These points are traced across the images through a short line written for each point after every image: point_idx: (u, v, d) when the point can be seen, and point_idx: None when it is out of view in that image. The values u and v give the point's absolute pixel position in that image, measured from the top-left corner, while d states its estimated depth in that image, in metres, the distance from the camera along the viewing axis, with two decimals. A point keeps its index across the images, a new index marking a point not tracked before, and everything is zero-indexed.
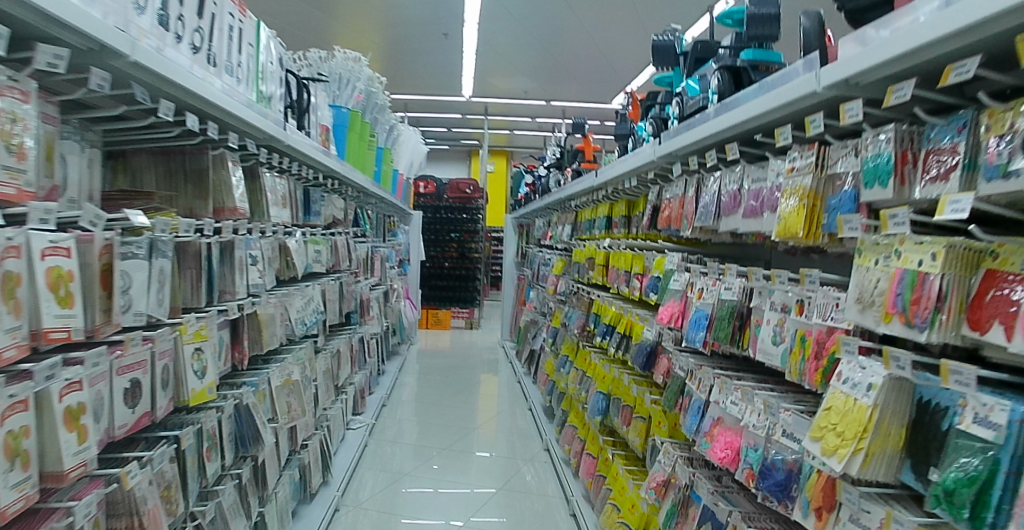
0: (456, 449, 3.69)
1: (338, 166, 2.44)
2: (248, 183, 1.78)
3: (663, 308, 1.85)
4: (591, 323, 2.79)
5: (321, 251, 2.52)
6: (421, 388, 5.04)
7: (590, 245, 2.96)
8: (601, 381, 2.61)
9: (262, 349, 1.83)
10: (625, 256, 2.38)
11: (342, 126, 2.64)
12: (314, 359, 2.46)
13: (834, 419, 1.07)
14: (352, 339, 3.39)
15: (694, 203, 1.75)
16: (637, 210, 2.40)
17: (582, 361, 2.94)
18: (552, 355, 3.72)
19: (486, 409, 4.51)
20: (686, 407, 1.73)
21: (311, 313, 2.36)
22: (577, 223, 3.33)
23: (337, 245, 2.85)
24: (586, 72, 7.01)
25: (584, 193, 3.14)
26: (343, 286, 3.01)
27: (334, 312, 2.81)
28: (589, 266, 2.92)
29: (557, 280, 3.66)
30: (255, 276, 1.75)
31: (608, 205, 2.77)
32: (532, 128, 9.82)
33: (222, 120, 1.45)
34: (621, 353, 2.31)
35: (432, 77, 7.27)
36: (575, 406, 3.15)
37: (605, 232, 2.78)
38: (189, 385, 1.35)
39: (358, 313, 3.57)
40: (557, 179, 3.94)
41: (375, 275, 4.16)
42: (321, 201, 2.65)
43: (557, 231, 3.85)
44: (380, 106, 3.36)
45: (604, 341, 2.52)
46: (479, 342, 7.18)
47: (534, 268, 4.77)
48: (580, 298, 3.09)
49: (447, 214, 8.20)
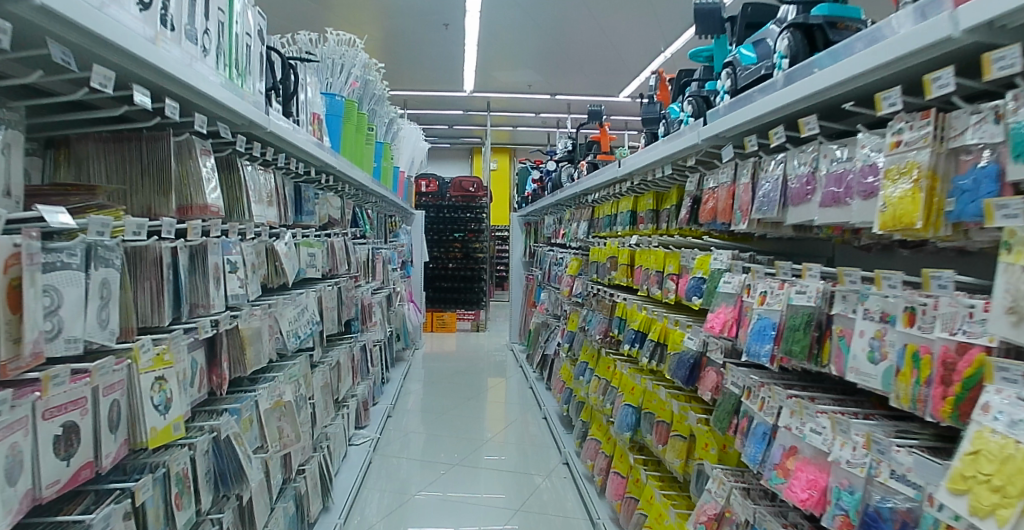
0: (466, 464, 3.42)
1: (333, 160, 2.17)
2: (224, 177, 1.51)
3: (712, 315, 1.59)
4: (616, 330, 2.53)
5: (315, 254, 2.26)
6: (427, 395, 4.77)
7: (611, 243, 2.69)
8: (629, 393, 2.34)
9: (246, 370, 1.56)
10: (656, 255, 2.12)
11: (336, 117, 2.38)
12: (310, 375, 2.20)
13: (986, 467, 0.77)
14: (353, 349, 3.13)
15: (750, 191, 1.48)
16: (669, 202, 2.13)
17: (606, 370, 2.66)
18: (569, 362, 3.44)
19: (497, 418, 4.23)
20: (745, 431, 1.46)
21: (306, 323, 2.09)
22: (594, 220, 3.06)
23: (334, 247, 2.59)
24: (593, 64, 6.75)
25: (603, 187, 2.87)
26: (342, 291, 2.75)
27: (332, 322, 2.55)
28: (611, 266, 2.65)
29: (572, 281, 3.39)
30: (235, 285, 1.49)
31: (632, 199, 2.50)
32: (536, 124, 9.55)
33: (182, 98, 1.18)
34: (655, 364, 2.04)
35: (433, 71, 7.01)
36: (597, 418, 2.87)
37: (628, 229, 2.51)
38: (148, 424, 1.08)
39: (359, 319, 3.31)
40: (569, 173, 3.67)
41: (377, 278, 3.90)
42: (316, 200, 2.39)
43: (570, 229, 3.58)
44: (377, 95, 3.08)
45: (633, 349, 2.25)
46: (486, 345, 6.92)
47: (544, 268, 4.51)
48: (600, 301, 2.83)
49: (450, 213, 7.93)
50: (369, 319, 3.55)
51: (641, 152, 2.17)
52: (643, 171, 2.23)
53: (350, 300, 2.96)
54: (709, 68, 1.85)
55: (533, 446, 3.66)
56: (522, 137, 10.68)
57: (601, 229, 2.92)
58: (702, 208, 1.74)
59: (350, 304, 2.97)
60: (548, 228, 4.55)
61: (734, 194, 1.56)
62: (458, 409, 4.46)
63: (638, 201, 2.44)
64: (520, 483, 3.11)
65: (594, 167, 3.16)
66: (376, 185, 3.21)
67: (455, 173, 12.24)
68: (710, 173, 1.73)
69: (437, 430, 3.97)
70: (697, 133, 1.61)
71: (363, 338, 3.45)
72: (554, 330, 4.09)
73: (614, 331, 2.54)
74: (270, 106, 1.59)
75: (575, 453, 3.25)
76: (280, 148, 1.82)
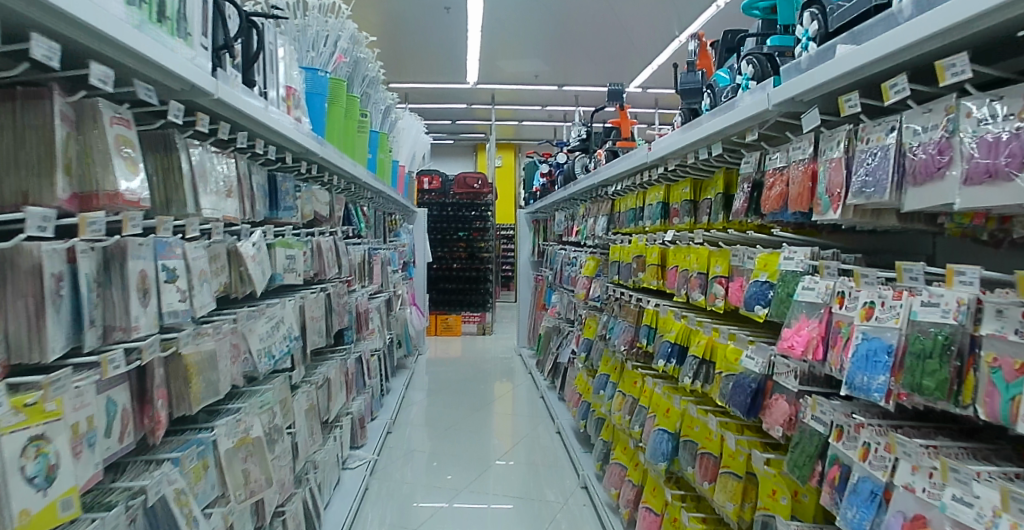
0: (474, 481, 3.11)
1: (313, 144, 1.83)
2: (160, 159, 1.18)
3: (785, 332, 1.24)
4: (646, 341, 2.17)
5: (294, 256, 1.91)
6: (431, 404, 4.42)
7: (636, 240, 2.33)
8: (663, 416, 1.97)
9: (195, 408, 1.22)
10: (697, 253, 1.77)
11: (316, 96, 2.03)
12: (289, 399, 1.86)
13: None
14: (346, 362, 2.78)
15: (844, 170, 1.13)
16: (712, 190, 1.77)
17: (633, 386, 2.30)
18: (588, 373, 3.08)
19: (506, 430, 3.87)
20: (844, 487, 1.12)
21: (281, 340, 1.75)
22: (614, 214, 2.70)
23: (320, 247, 2.25)
24: (602, 51, 6.39)
25: (627, 176, 2.51)
26: (330, 296, 2.40)
27: (318, 334, 2.20)
28: (637, 267, 2.29)
29: (588, 283, 3.04)
30: (175, 299, 1.15)
31: (663, 188, 2.14)
32: (542, 117, 9.20)
33: (74, 41, 0.85)
34: (699, 384, 1.69)
35: (434, 60, 6.66)
36: (621, 438, 2.51)
37: (658, 224, 2.15)
38: (17, 507, 0.74)
39: (354, 328, 2.97)
40: (584, 164, 3.32)
41: (375, 281, 3.56)
42: (296, 193, 2.04)
43: (585, 225, 3.23)
44: (369, 76, 2.73)
45: (667, 365, 1.89)
46: (493, 349, 6.57)
47: (555, 268, 4.16)
48: (624, 306, 2.47)
49: (454, 210, 7.59)
50: (365, 327, 3.22)
51: (680, 130, 1.81)
52: (678, 155, 1.88)
53: (341, 308, 2.62)
54: (772, 22, 1.50)
55: (546, 464, 3.32)
56: (528, 132, 10.33)
57: (623, 225, 2.56)
58: (766, 195, 1.38)
59: (342, 312, 2.63)
60: (559, 225, 4.19)
61: (818, 175, 1.21)
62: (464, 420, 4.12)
63: (671, 192, 2.08)
64: (532, 506, 2.78)
65: (614, 155, 2.80)
66: (370, 178, 2.86)
67: (459, 170, 11.89)
68: (776, 151, 1.38)
69: (442, 444, 3.62)
70: (765, 96, 1.26)
71: (360, 348, 3.11)
72: (568, 336, 3.74)
73: (643, 343, 2.18)
74: (219, 68, 1.24)
75: (595, 475, 2.89)
76: (240, 127, 1.48)
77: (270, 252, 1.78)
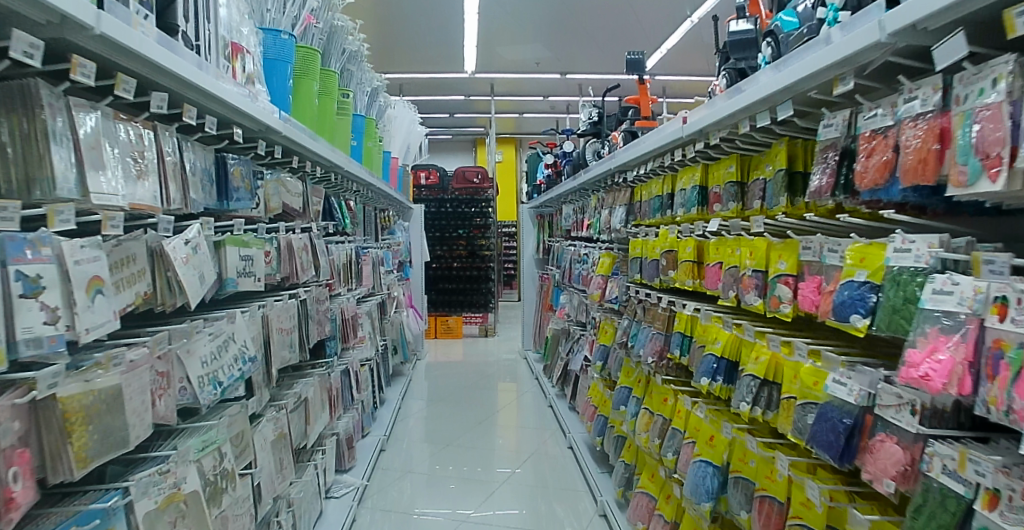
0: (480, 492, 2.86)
1: (269, 116, 1.46)
2: (21, 121, 0.82)
3: (911, 354, 0.86)
4: (680, 353, 1.82)
5: (252, 257, 1.56)
6: (431, 412, 4.07)
7: (664, 232, 1.98)
8: (706, 445, 1.61)
9: (78, 474, 0.86)
10: (753, 246, 1.43)
11: (277, 62, 1.67)
12: (246, 432, 1.51)
13: None
14: (329, 376, 2.43)
15: (1009, 120, 0.74)
16: (769, 167, 1.42)
17: (665, 405, 1.94)
18: (605, 386, 2.72)
19: (512, 442, 3.51)
20: None
21: (233, 361, 1.39)
22: (635, 203, 2.33)
23: (290, 245, 1.89)
24: (607, 35, 6.01)
25: (651, 159, 2.14)
26: (304, 303, 2.04)
27: (288, 351, 1.85)
28: (665, 264, 1.93)
29: (604, 283, 2.68)
30: (39, 321, 0.79)
31: (700, 169, 1.78)
32: (543, 108, 8.82)
33: None
34: (761, 413, 1.33)
35: (429, 48, 6.28)
36: (646, 463, 2.15)
37: (691, 214, 1.80)
38: None
39: (340, 336, 2.62)
40: (596, 149, 2.96)
41: (365, 283, 3.21)
42: (256, 181, 1.68)
43: (597, 218, 2.87)
44: (349, 50, 2.37)
45: (711, 383, 1.54)
46: (496, 352, 6.21)
47: (563, 267, 3.80)
48: (650, 311, 2.11)
49: (453, 207, 7.22)
50: (353, 334, 2.86)
51: (728, 93, 1.44)
52: (724, 125, 1.51)
53: (321, 315, 2.26)
54: None
55: (556, 475, 3.04)
56: (529, 125, 9.96)
57: (647, 216, 2.19)
58: (862, 164, 1.02)
59: (322, 321, 2.27)
60: (567, 219, 3.83)
61: (952, 130, 0.84)
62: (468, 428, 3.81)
63: (710, 174, 1.73)
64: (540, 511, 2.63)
65: (633, 136, 2.44)
66: (356, 167, 2.50)
67: (457, 164, 11.52)
68: (876, 106, 1.02)
69: (443, 459, 3.27)
70: (873, 24, 0.88)
71: (347, 360, 2.75)
72: (580, 341, 3.38)
73: (676, 355, 1.83)
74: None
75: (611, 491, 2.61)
76: (156, 86, 1.12)
77: (217, 250, 1.42)
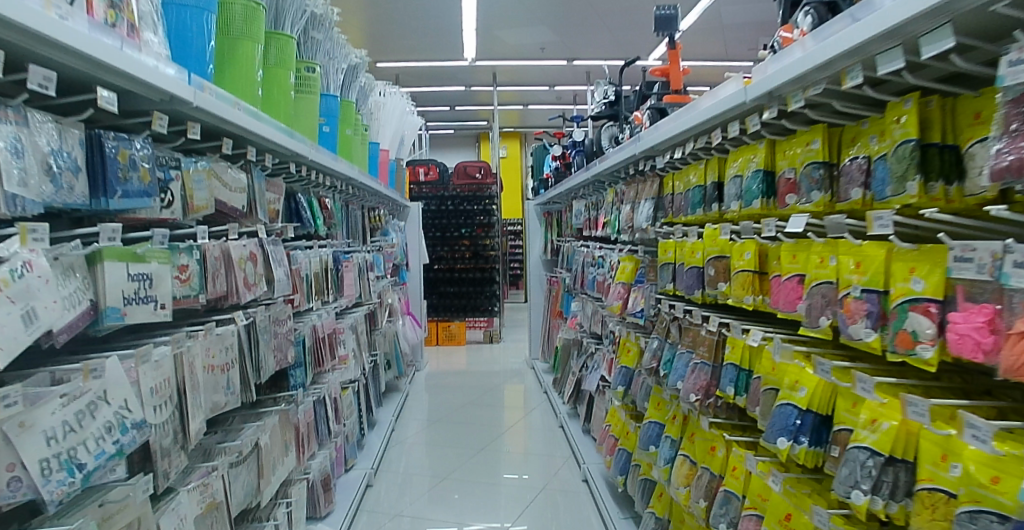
0: (488, 516, 2.56)
1: (160, 77, 1.02)
2: None
3: None
4: (736, 393, 1.38)
5: (154, 276, 1.11)
6: (429, 434, 3.59)
7: (707, 229, 1.54)
8: (779, 527, 1.16)
9: None
10: (863, 252, 1.00)
11: (194, 11, 1.24)
12: (148, 519, 1.06)
13: None
14: (296, 411, 1.99)
15: None
16: (877, 140, 1.03)
17: (714, 457, 1.50)
18: (628, 415, 2.26)
19: (517, 464, 3.14)
20: None
21: (106, 430, 0.94)
22: (665, 196, 1.89)
23: (228, 255, 1.45)
24: (617, 17, 5.55)
25: (689, 141, 1.68)
26: (252, 326, 1.60)
27: (224, 393, 1.41)
28: (712, 275, 1.49)
29: (624, 292, 2.23)
30: None
31: (764, 148, 1.33)
32: (549, 99, 8.35)
33: None
34: (881, 506, 0.89)
35: (425, 34, 5.83)
36: (686, 524, 1.68)
37: (745, 209, 1.35)
38: None
39: (313, 360, 2.18)
40: (614, 135, 2.51)
41: (349, 293, 2.77)
42: (167, 172, 1.25)
43: (615, 216, 2.42)
44: (311, 12, 1.93)
45: (793, 447, 1.10)
46: (502, 360, 5.76)
47: (575, 270, 3.35)
48: (690, 333, 1.66)
49: (455, 204, 6.75)
50: (332, 356, 2.41)
51: (822, 30, 0.99)
52: (814, 81, 1.05)
53: (281, 339, 1.82)
54: None
55: (566, 494, 2.74)
56: (534, 117, 9.50)
57: (682, 212, 1.74)
58: None
59: (283, 346, 1.83)
60: (577, 217, 3.37)
61: None
62: (468, 446, 3.42)
63: (778, 153, 1.28)
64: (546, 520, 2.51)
65: (662, 115, 1.98)
66: (325, 157, 2.07)
67: (458, 159, 11.07)
68: None
69: (442, 494, 2.80)
70: None
71: (323, 386, 2.31)
72: (595, 358, 2.92)
73: (730, 395, 1.39)
74: None
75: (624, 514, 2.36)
76: None
77: (91, 269, 0.99)
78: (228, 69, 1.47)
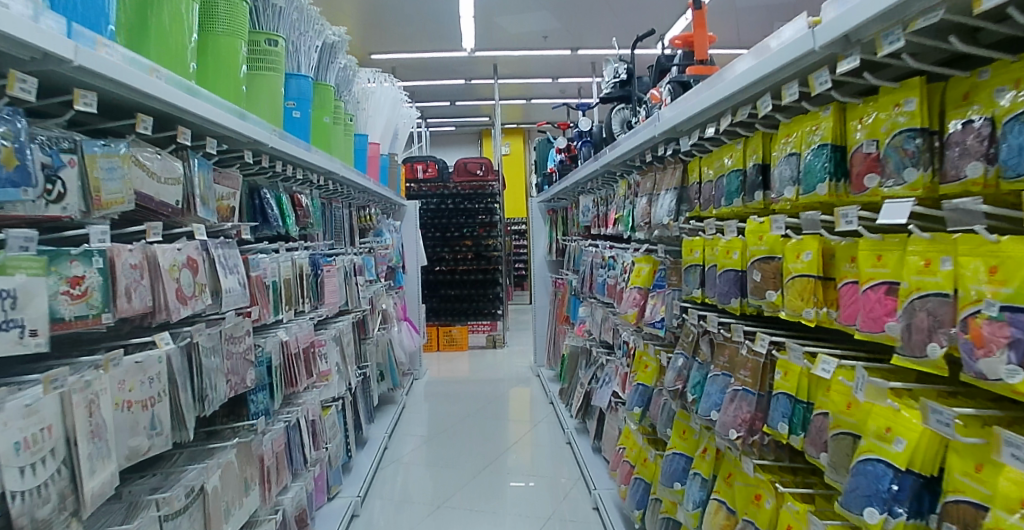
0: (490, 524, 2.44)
1: (29, 29, 0.75)
2: None
3: None
4: (791, 432, 1.11)
5: (19, 292, 0.82)
6: (426, 451, 3.29)
7: (749, 222, 1.25)
8: None
9: None
10: (1002, 252, 0.70)
11: None
12: None
13: None
14: (259, 442, 1.69)
15: None
16: (1015, 93, 0.72)
17: (759, 509, 1.20)
18: (647, 441, 1.95)
19: (524, 469, 3.02)
20: None
21: None
22: (692, 185, 1.59)
23: (153, 262, 1.17)
24: (623, 2, 5.23)
25: (721, 117, 1.39)
26: (192, 348, 1.31)
27: (144, 436, 1.11)
28: (759, 281, 1.20)
29: (640, 297, 1.92)
30: None
31: (831, 115, 1.04)
32: (552, 92, 8.05)
33: None
34: None
35: (421, 24, 5.54)
36: None
37: (806, 198, 1.06)
38: None
39: (284, 380, 1.89)
40: (626, 119, 2.21)
41: (333, 300, 2.47)
42: (55, 156, 0.96)
43: (629, 211, 2.12)
44: None
45: (887, 522, 0.82)
46: (506, 366, 5.45)
47: (582, 272, 3.05)
48: (726, 351, 1.36)
49: (455, 203, 6.47)
50: (310, 372, 2.12)
51: None
52: (922, 9, 0.74)
53: (236, 361, 1.53)
54: None
55: (576, 521, 2.44)
56: (537, 111, 9.19)
57: (714, 203, 1.44)
58: None
59: (239, 368, 1.54)
60: (585, 213, 3.07)
61: None
62: (469, 458, 3.19)
63: (855, 124, 0.99)
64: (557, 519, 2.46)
65: (684, 91, 1.68)
66: (293, 146, 1.79)
67: (459, 156, 10.79)
68: None
69: (441, 521, 2.46)
70: None
71: (298, 408, 2.02)
72: (607, 369, 2.62)
73: (783, 434, 1.12)
74: None
75: None
76: None
77: None
78: (157, 30, 1.19)
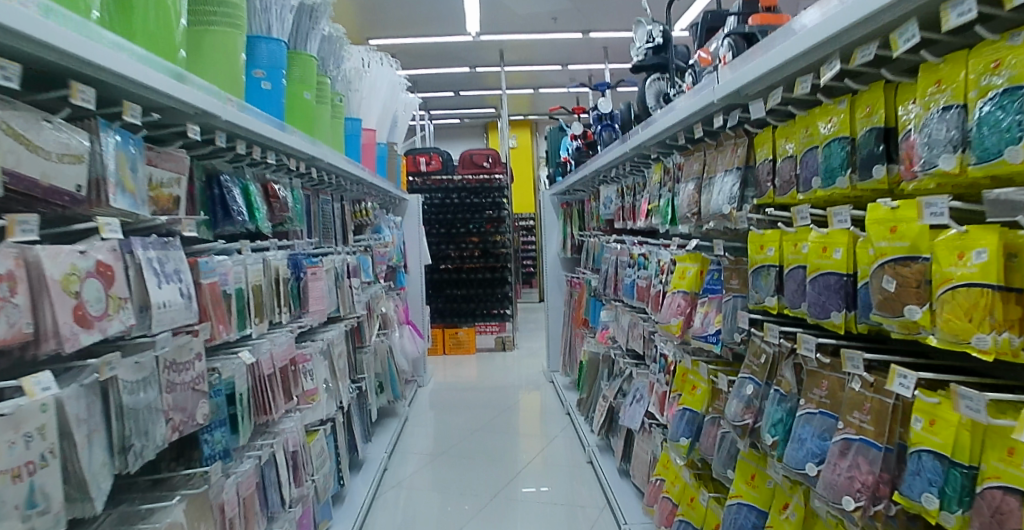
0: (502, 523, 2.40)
1: None
2: None
3: None
4: (942, 509, 0.76)
5: None
6: (431, 473, 2.94)
7: (872, 208, 0.88)
8: None
9: None
10: None
11: None
12: None
13: None
14: (221, 489, 1.35)
15: None
16: None
17: None
18: (693, 478, 1.58)
19: (537, 472, 2.91)
20: None
21: None
22: (764, 162, 1.23)
23: (36, 270, 0.82)
24: None
25: (819, 67, 1.02)
26: (105, 385, 0.97)
27: (17, 522, 0.76)
28: (889, 291, 0.84)
29: (686, 304, 1.57)
30: None
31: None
32: (562, 79, 7.69)
33: None
34: None
35: (423, 6, 5.20)
36: None
37: (979, 172, 0.71)
38: None
39: (254, 408, 1.54)
40: (662, 91, 1.86)
41: (321, 307, 2.13)
42: None
43: (669, 199, 1.76)
44: None
45: None
46: (517, 370, 5.11)
47: (604, 272, 2.70)
48: (827, 381, 1.02)
49: (461, 197, 6.13)
50: (292, 394, 1.78)
51: None
52: None
53: (180, 394, 1.19)
54: None
55: None
56: (545, 101, 8.84)
57: (801, 185, 1.09)
58: None
59: (184, 402, 1.20)
60: (607, 205, 2.72)
61: None
62: (478, 477, 2.88)
63: None
64: (574, 520, 2.39)
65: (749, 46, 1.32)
66: (260, 124, 1.45)
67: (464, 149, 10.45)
68: None
69: None
70: None
71: (274, 439, 1.68)
72: (636, 383, 2.27)
73: (931, 511, 0.77)
74: None
75: None
76: None
77: None
78: None
